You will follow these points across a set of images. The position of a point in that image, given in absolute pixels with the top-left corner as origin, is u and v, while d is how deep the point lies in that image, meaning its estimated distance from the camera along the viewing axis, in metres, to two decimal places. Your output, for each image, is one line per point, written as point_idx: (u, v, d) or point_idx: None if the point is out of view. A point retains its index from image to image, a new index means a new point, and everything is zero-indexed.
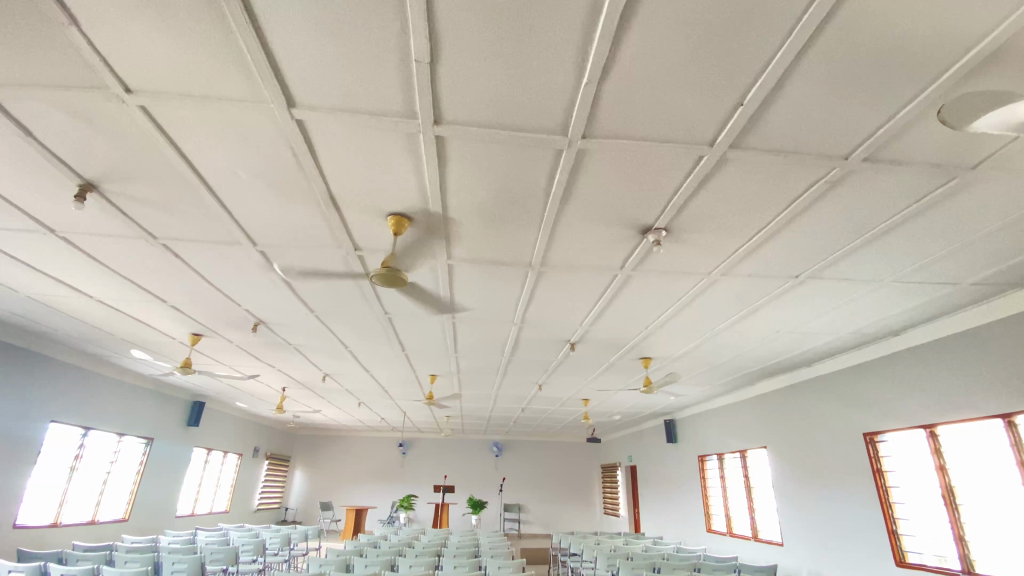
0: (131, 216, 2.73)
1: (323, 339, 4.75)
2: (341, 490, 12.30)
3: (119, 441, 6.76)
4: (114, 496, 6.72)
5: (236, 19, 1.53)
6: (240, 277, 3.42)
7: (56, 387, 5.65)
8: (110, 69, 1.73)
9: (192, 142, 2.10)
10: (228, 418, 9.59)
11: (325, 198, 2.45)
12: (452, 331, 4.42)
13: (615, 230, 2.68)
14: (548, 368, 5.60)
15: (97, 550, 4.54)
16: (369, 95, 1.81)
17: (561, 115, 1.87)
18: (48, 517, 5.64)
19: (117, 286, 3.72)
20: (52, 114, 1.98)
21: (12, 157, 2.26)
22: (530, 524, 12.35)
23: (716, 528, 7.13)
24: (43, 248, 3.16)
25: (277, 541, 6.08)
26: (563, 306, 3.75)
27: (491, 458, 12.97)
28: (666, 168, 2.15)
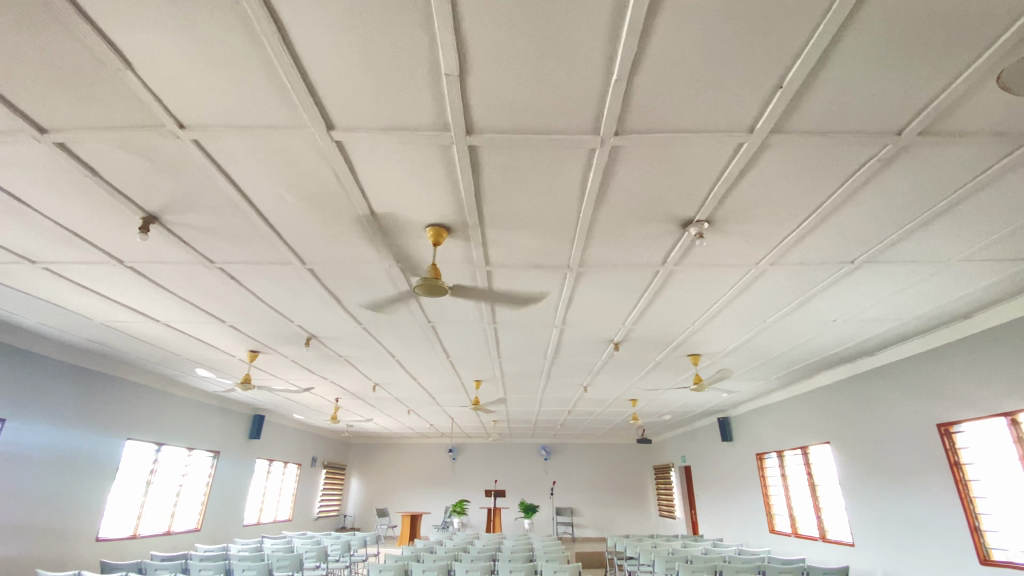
0: (188, 243, 2.91)
1: (371, 350, 4.89)
2: (396, 496, 12.59)
3: (189, 455, 7.20)
4: (187, 508, 7.13)
5: (275, 50, 1.61)
6: (291, 294, 3.58)
7: (131, 406, 6.08)
8: (164, 107, 1.86)
9: (240, 170, 2.22)
10: (287, 430, 10.01)
11: (366, 214, 2.53)
12: (495, 337, 4.46)
13: (655, 226, 2.63)
14: (593, 370, 5.55)
15: (174, 559, 4.81)
16: (402, 111, 1.85)
17: (592, 114, 1.86)
18: (128, 529, 6.05)
19: (180, 310, 3.96)
20: (116, 154, 2.14)
21: (83, 196, 2.45)
22: (583, 528, 12.24)
23: (780, 528, 6.82)
24: (113, 277, 3.41)
25: (338, 547, 6.28)
26: (606, 306, 3.71)
27: (540, 461, 12.95)
28: (704, 160, 2.09)
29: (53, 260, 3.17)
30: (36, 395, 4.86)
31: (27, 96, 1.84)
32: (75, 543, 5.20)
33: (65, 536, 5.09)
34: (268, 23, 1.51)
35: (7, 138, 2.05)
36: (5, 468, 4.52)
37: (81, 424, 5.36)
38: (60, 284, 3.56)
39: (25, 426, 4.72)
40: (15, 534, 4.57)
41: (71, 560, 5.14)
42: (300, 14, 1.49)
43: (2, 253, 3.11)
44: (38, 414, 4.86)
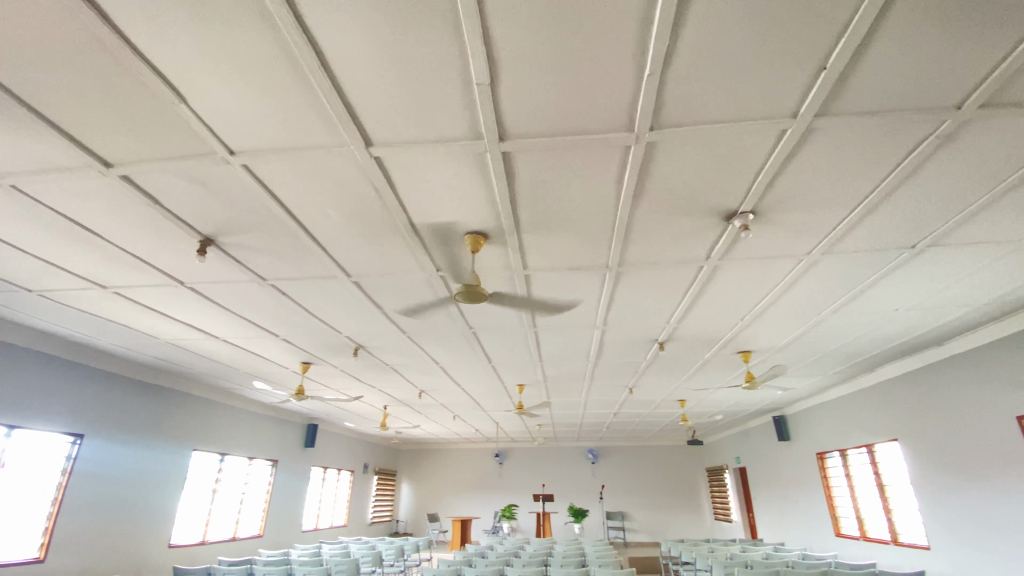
0: (242, 263, 3.06)
1: (416, 358, 4.99)
2: (445, 502, 12.74)
3: (250, 464, 7.56)
4: (250, 515, 7.47)
5: (315, 75, 1.68)
6: (338, 306, 3.69)
7: (195, 419, 6.44)
8: (215, 136, 1.97)
9: (287, 191, 2.32)
10: (339, 438, 10.33)
11: (405, 225, 2.59)
12: (537, 340, 4.45)
13: (696, 221, 2.56)
14: (639, 370, 5.45)
15: (241, 563, 5.05)
16: (435, 123, 1.89)
17: (626, 111, 1.83)
18: (197, 535, 6.39)
19: (236, 326, 4.17)
20: (174, 183, 2.28)
21: (147, 224, 2.63)
22: (635, 532, 12.00)
23: (847, 531, 6.44)
24: (176, 298, 3.63)
25: (392, 552, 6.42)
26: (648, 304, 3.64)
27: (588, 465, 12.79)
28: (745, 150, 2.03)
29: (122, 284, 3.41)
30: (110, 410, 5.23)
31: (95, 135, 1.99)
32: (150, 549, 5.56)
33: (141, 541, 5.45)
34: (306, 47, 1.57)
35: (78, 174, 2.23)
36: (86, 479, 4.89)
37: (152, 436, 5.72)
38: (129, 307, 3.82)
39: (102, 439, 5.09)
40: (97, 540, 4.93)
41: (146, 564, 5.49)
42: (336, 38, 1.55)
43: (78, 280, 3.37)
44: (112, 428, 5.23)
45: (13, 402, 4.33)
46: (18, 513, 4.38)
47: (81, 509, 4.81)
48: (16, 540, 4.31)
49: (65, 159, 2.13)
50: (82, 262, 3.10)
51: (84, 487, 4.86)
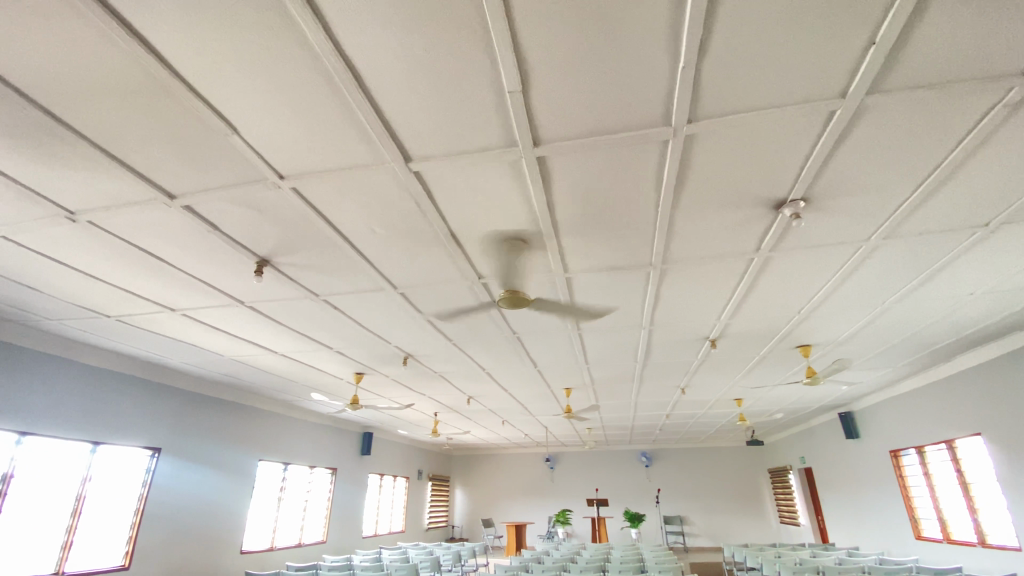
0: (296, 281, 3.21)
1: (463, 365, 5.06)
2: (499, 507, 12.80)
3: (311, 472, 7.88)
4: (313, 521, 7.78)
5: (354, 97, 1.75)
6: (386, 317, 3.80)
7: (260, 431, 6.79)
8: (267, 163, 2.09)
9: (333, 210, 2.43)
10: (393, 445, 10.59)
11: (446, 236, 2.64)
12: (582, 343, 4.42)
13: (743, 212, 2.47)
14: (690, 370, 5.29)
15: (307, 568, 5.27)
16: (471, 134, 1.92)
17: (661, 106, 1.80)
18: (265, 541, 6.72)
19: (293, 340, 4.37)
20: (231, 209, 2.43)
21: (208, 249, 2.81)
22: (695, 537, 11.64)
23: (928, 534, 5.98)
24: (237, 317, 3.85)
25: (450, 557, 6.52)
26: (697, 302, 3.54)
27: (642, 468, 12.51)
28: (791, 135, 1.94)
29: (189, 306, 3.66)
30: (183, 424, 5.61)
31: (160, 170, 2.15)
32: (224, 555, 5.90)
33: (216, 547, 5.80)
34: (345, 71, 1.65)
35: (147, 207, 2.42)
36: (163, 489, 5.24)
37: (221, 447, 6.08)
38: (195, 327, 4.09)
39: (176, 452, 5.46)
40: (177, 547, 5.29)
41: (221, 569, 5.83)
42: (372, 60, 1.62)
43: (151, 304, 3.64)
44: (184, 441, 5.59)
45: (98, 420, 4.72)
46: (105, 523, 4.74)
47: (161, 517, 5.17)
48: (102, 549, 4.67)
49: (135, 194, 2.32)
50: (153, 288, 3.35)
51: (162, 497, 5.22)
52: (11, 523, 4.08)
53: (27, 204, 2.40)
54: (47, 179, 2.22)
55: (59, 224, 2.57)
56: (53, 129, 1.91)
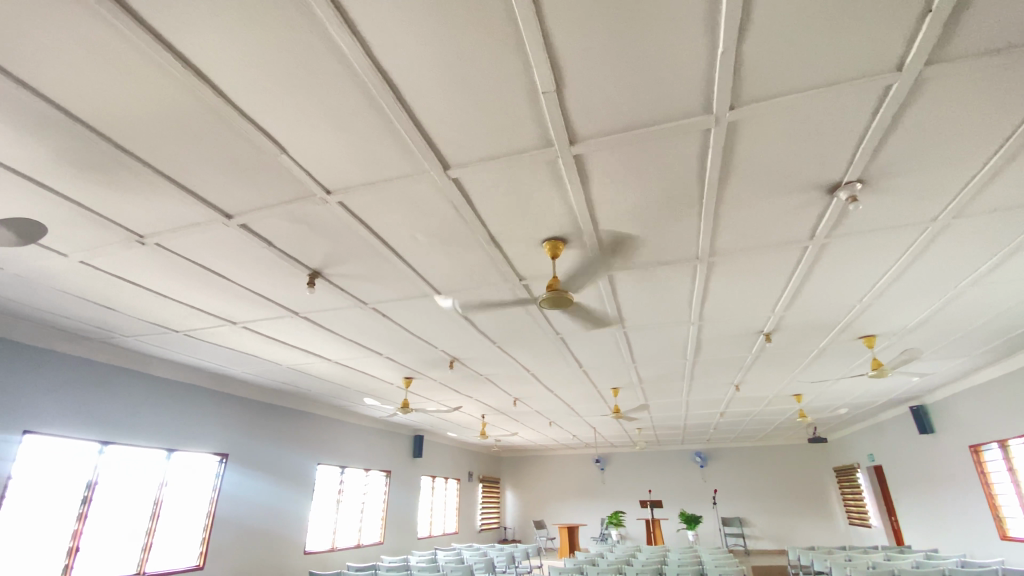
0: (345, 290, 3.33)
1: (509, 367, 5.08)
2: (550, 509, 12.76)
3: (367, 475, 8.13)
4: (370, 523, 8.02)
5: (392, 109, 1.79)
6: (431, 322, 3.88)
7: (317, 436, 7.07)
8: (314, 179, 2.18)
9: (378, 220, 2.50)
10: (444, 448, 10.76)
11: (486, 239, 2.66)
12: (628, 341, 4.34)
13: (793, 198, 2.34)
14: (744, 366, 5.10)
15: (366, 569, 5.43)
16: (506, 137, 1.93)
17: (701, 95, 1.74)
18: (327, 542, 6.99)
19: (344, 348, 4.52)
20: (283, 225, 2.54)
21: (263, 263, 2.95)
22: (757, 539, 11.18)
23: (1016, 535, 5.48)
24: (292, 327, 4.02)
25: (504, 559, 6.56)
26: (747, 294, 3.40)
27: (696, 468, 12.15)
28: (843, 114, 1.83)
29: (248, 319, 3.86)
30: (247, 431, 5.93)
31: (217, 192, 2.28)
32: (289, 555, 6.18)
33: (281, 548, 6.08)
34: (383, 85, 1.69)
35: (207, 227, 2.57)
36: (230, 492, 5.55)
37: (282, 452, 6.38)
38: (254, 338, 4.30)
39: (241, 457, 5.78)
40: (245, 548, 5.59)
41: (287, 569, 6.11)
42: (407, 72, 1.65)
43: (213, 318, 3.86)
44: (248, 447, 5.89)
45: (170, 428, 5.06)
46: (180, 525, 5.07)
47: (230, 519, 5.48)
48: (179, 549, 5.00)
49: (195, 216, 2.47)
50: (214, 302, 3.54)
51: (230, 500, 5.53)
52: (99, 527, 4.43)
53: (102, 230, 2.61)
54: (118, 206, 2.40)
55: (129, 247, 2.77)
56: (122, 160, 2.07)
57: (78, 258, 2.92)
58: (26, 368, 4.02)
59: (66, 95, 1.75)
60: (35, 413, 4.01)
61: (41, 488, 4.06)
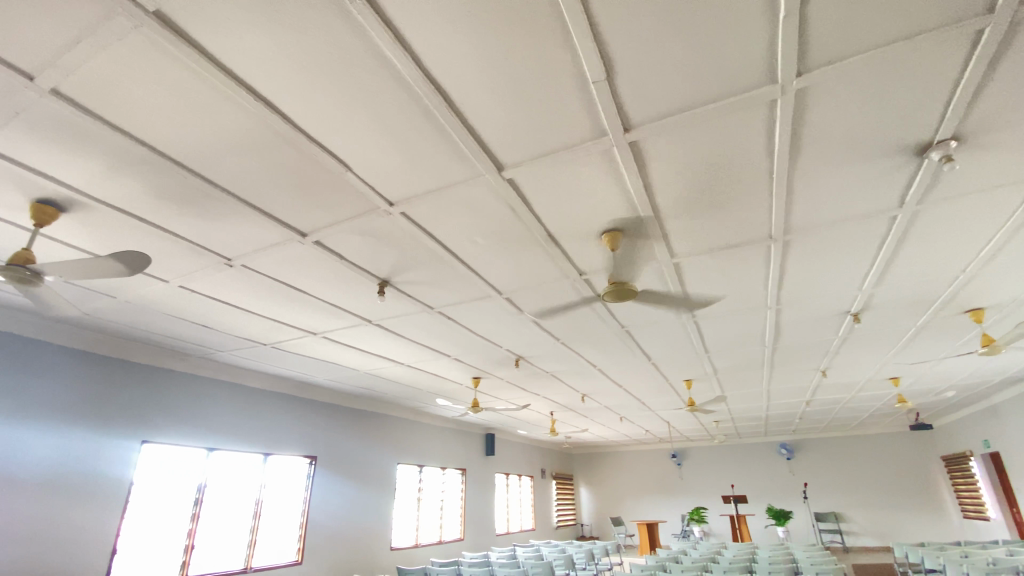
0: (412, 297, 3.45)
1: (575, 363, 5.04)
2: (627, 505, 12.53)
3: (444, 473, 8.39)
4: (450, 520, 8.26)
5: (444, 116, 1.83)
6: (496, 323, 3.92)
7: (395, 437, 7.38)
8: (377, 193, 2.27)
9: (438, 227, 2.56)
10: (516, 446, 10.87)
11: (545, 236, 2.65)
12: (699, 331, 4.17)
13: (877, 164, 2.14)
14: (830, 350, 4.75)
15: (450, 564, 5.57)
16: (558, 131, 1.91)
17: (763, 65, 1.63)
18: (411, 539, 7.29)
19: (414, 351, 4.68)
20: (352, 238, 2.67)
21: (336, 276, 3.12)
22: (856, 535, 10.37)
23: None
24: (365, 334, 4.23)
25: (583, 556, 6.50)
26: (829, 272, 3.15)
27: (782, 461, 11.46)
28: (929, 67, 1.65)
29: (326, 329, 4.10)
30: (332, 435, 6.31)
31: (292, 212, 2.44)
32: (377, 551, 6.51)
33: (369, 545, 6.41)
34: (435, 94, 1.73)
35: (285, 246, 2.76)
36: (320, 492, 5.92)
37: (364, 453, 6.72)
38: (332, 347, 4.56)
39: (327, 459, 6.15)
40: (336, 544, 5.94)
41: (376, 566, 6.43)
42: (457, 78, 1.68)
43: (295, 330, 4.14)
44: (333, 449, 6.26)
45: (264, 434, 5.47)
46: (279, 524, 5.48)
47: (322, 518, 5.85)
48: (280, 546, 5.40)
49: (273, 237, 2.65)
50: (295, 315, 3.79)
51: (320, 501, 5.90)
52: (210, 526, 4.89)
53: (197, 256, 2.87)
54: (206, 233, 2.63)
55: (219, 269, 3.03)
56: (208, 191, 2.27)
57: (177, 283, 3.23)
58: (141, 385, 4.51)
59: (160, 138, 1.94)
60: (150, 425, 4.49)
61: (160, 492, 4.54)
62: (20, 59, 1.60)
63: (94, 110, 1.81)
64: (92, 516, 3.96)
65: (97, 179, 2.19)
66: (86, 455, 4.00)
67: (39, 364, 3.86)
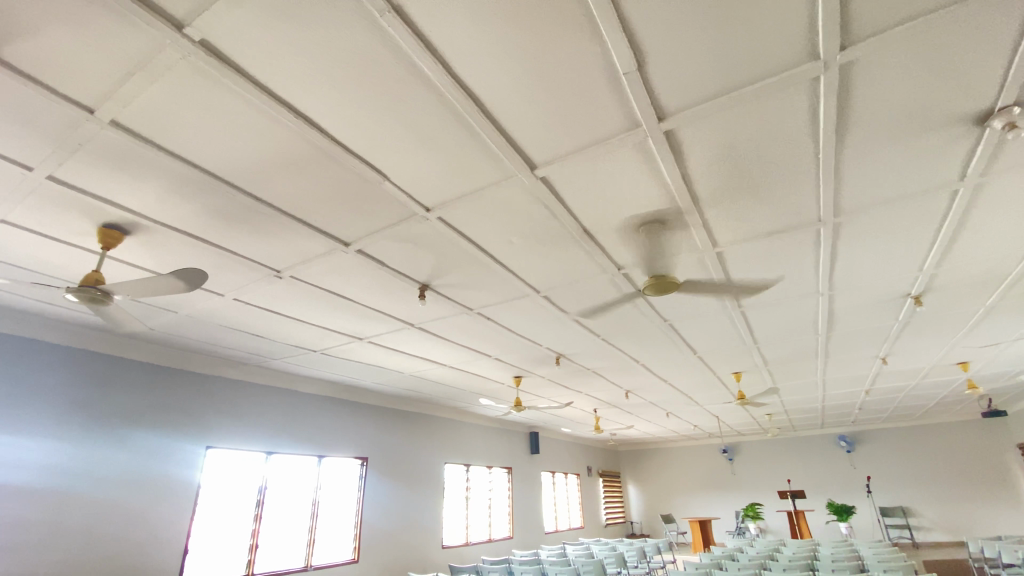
0: (452, 299, 3.50)
1: (618, 359, 4.97)
2: (677, 502, 12.26)
3: (490, 472, 8.47)
4: (499, 518, 8.34)
5: (476, 120, 1.85)
6: (536, 322, 3.93)
7: (442, 437, 7.50)
8: (414, 200, 2.32)
9: (475, 229, 2.59)
10: (560, 444, 10.84)
11: (581, 233, 2.63)
12: (746, 322, 4.03)
13: (933, 137, 2.01)
14: (890, 336, 4.49)
15: (500, 562, 5.61)
16: (589, 126, 1.89)
17: (803, 42, 1.56)
18: (461, 537, 7.40)
19: (456, 353, 4.75)
20: (392, 245, 2.74)
21: (378, 282, 3.21)
22: (927, 531, 9.77)
23: None
24: (408, 338, 4.33)
25: (635, 554, 6.39)
26: (885, 254, 2.99)
27: (841, 454, 10.93)
28: (988, 28, 1.53)
29: (371, 334, 4.22)
30: (381, 436, 6.48)
31: (334, 223, 2.52)
32: (429, 549, 6.64)
33: (420, 544, 6.55)
34: (466, 99, 1.75)
35: (330, 256, 2.86)
36: (372, 493, 6.09)
37: (413, 453, 6.87)
38: (377, 351, 4.69)
39: (377, 461, 6.32)
40: (389, 543, 6.10)
41: (428, 564, 6.57)
42: (487, 81, 1.70)
43: (343, 336, 4.28)
44: (382, 450, 6.43)
45: (317, 437, 5.69)
46: (336, 523, 5.67)
47: (374, 518, 6.02)
48: (337, 545, 5.59)
49: (318, 248, 2.75)
50: (341, 322, 3.92)
51: (372, 501, 6.08)
52: (271, 526, 5.11)
53: (249, 270, 3.02)
54: (256, 248, 2.76)
55: (269, 281, 3.17)
56: (257, 208, 2.38)
57: (231, 296, 3.39)
58: (204, 393, 4.77)
59: (210, 159, 2.05)
60: (213, 432, 4.74)
61: (225, 494, 4.79)
62: (83, 96, 1.73)
63: (150, 138, 1.94)
64: (164, 517, 4.24)
65: (155, 203, 2.33)
66: (155, 461, 4.27)
67: (110, 377, 4.15)
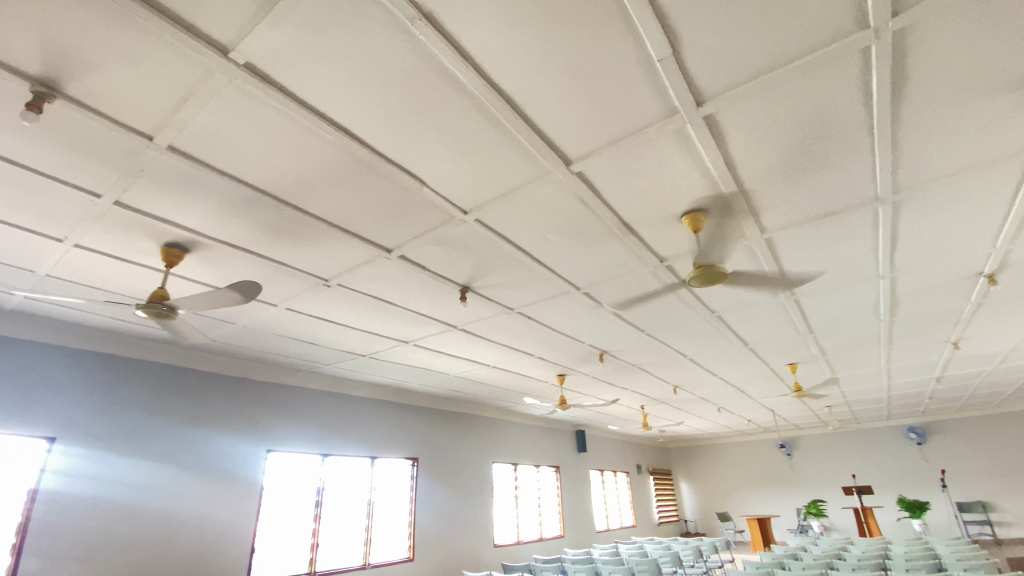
0: (493, 300, 3.53)
1: (664, 354, 4.86)
2: (733, 500, 11.86)
3: (538, 470, 8.47)
4: (548, 517, 8.32)
5: (509, 119, 1.85)
6: (578, 319, 3.90)
7: (489, 437, 7.56)
8: (452, 203, 2.36)
9: (513, 229, 2.60)
10: (608, 442, 10.71)
11: (620, 226, 2.60)
12: (799, 310, 3.85)
13: (1000, 102, 1.87)
14: (961, 319, 4.18)
15: (552, 560, 5.59)
16: (624, 117, 1.86)
17: (849, 11, 1.48)
18: (512, 536, 7.44)
19: (499, 353, 4.77)
20: (433, 249, 2.79)
21: (421, 286, 3.27)
22: (1013, 527, 9.04)
23: None
24: (452, 340, 4.39)
25: (691, 553, 6.21)
26: (952, 231, 2.78)
27: (911, 446, 10.26)
28: None
29: (416, 337, 4.30)
30: (430, 438, 6.61)
31: (376, 231, 2.59)
32: (480, 548, 6.72)
33: (472, 543, 6.63)
34: (499, 100, 1.76)
35: (373, 263, 2.94)
36: (423, 492, 6.22)
37: (461, 454, 6.97)
38: (422, 354, 4.78)
39: (427, 461, 6.44)
40: (441, 541, 6.21)
41: (481, 562, 6.64)
42: (517, 79, 1.70)
43: (389, 341, 4.39)
44: (431, 451, 6.55)
45: (369, 439, 5.86)
46: (391, 522, 5.82)
47: (427, 517, 6.15)
48: (392, 543, 5.73)
49: (362, 255, 2.84)
50: (386, 326, 4.02)
51: (424, 501, 6.20)
52: (330, 525, 5.30)
53: (299, 280, 3.15)
54: (304, 258, 2.87)
55: (318, 290, 3.29)
56: (303, 220, 2.47)
57: (284, 305, 3.55)
58: (263, 399, 5.02)
59: (259, 176, 2.15)
60: (272, 436, 4.98)
61: (286, 495, 5.01)
62: (143, 124, 1.85)
63: (204, 160, 2.05)
64: (230, 517, 4.48)
65: (210, 221, 2.47)
66: (220, 464, 4.52)
67: (177, 386, 4.43)
